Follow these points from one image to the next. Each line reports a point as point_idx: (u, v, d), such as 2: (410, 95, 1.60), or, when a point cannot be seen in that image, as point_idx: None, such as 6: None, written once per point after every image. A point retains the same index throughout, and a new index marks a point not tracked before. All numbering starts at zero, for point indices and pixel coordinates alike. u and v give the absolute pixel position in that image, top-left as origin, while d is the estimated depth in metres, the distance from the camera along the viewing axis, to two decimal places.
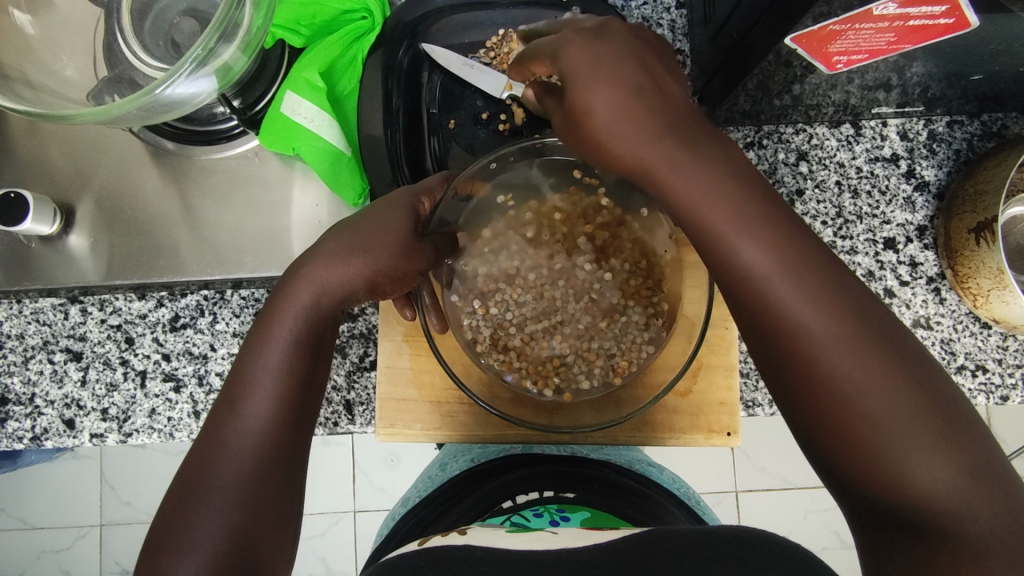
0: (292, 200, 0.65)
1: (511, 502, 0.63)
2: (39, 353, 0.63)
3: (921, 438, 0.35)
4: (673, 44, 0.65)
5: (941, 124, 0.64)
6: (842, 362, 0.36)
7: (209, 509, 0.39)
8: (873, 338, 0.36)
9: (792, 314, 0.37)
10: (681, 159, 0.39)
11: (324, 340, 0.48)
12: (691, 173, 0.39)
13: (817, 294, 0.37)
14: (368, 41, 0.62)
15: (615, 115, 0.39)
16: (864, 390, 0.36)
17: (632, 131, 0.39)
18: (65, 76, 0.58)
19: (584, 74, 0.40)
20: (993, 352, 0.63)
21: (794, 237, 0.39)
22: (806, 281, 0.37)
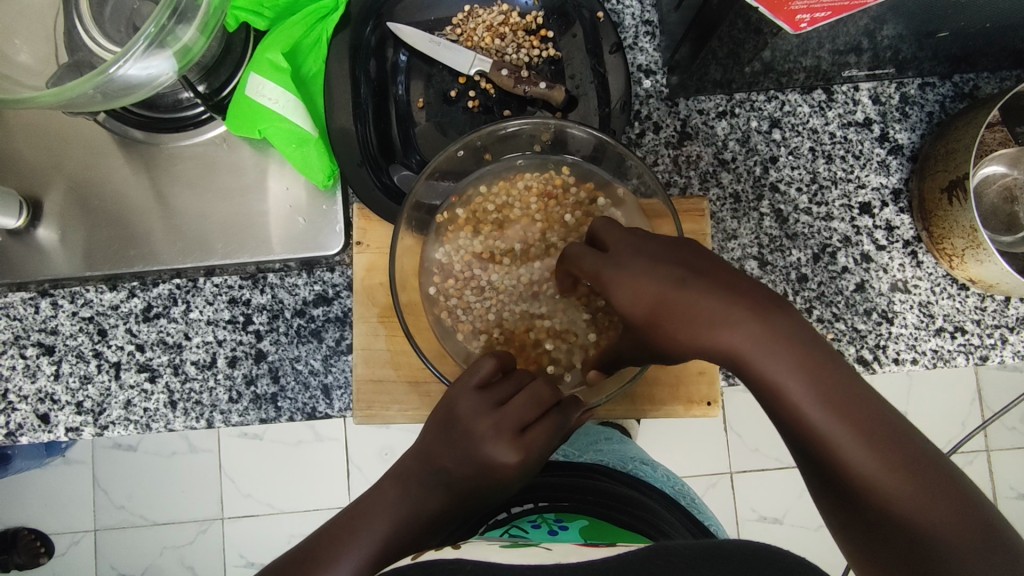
0: (263, 187, 0.64)
1: (505, 513, 0.65)
2: (11, 348, 0.62)
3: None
4: (642, 15, 0.64)
5: (913, 86, 0.64)
6: (943, 532, 0.34)
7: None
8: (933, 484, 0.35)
9: (876, 484, 0.35)
10: (735, 318, 0.38)
11: (425, 446, 0.49)
12: (748, 327, 0.38)
13: (883, 444, 0.35)
14: (333, 20, 0.61)
15: (663, 303, 0.40)
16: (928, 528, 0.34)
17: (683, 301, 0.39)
18: (19, 62, 0.58)
19: (621, 267, 0.42)
20: (972, 313, 0.63)
21: (849, 389, 0.37)
22: (889, 448, 0.35)
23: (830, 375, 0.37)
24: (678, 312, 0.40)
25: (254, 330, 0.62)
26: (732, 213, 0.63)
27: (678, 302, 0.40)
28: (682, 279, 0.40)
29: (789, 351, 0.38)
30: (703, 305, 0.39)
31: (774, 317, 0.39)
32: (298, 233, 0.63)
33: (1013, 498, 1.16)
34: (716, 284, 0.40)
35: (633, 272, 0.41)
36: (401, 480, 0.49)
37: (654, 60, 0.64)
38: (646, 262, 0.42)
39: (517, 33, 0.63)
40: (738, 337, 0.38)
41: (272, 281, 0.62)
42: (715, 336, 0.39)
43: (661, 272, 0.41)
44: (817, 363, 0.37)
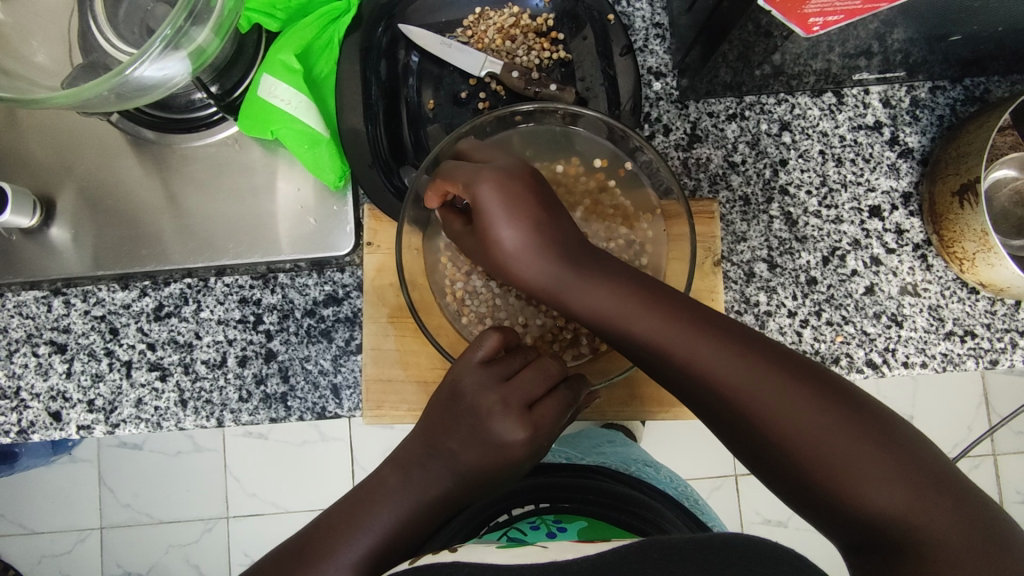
0: (274, 187, 0.65)
1: (506, 516, 0.65)
2: (23, 346, 0.63)
3: (867, 461, 0.39)
4: (652, 18, 0.64)
5: (923, 90, 0.64)
6: (799, 425, 0.40)
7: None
8: (777, 376, 0.42)
9: (740, 396, 0.42)
10: (581, 273, 0.47)
11: (434, 425, 0.50)
12: (586, 267, 0.47)
13: (743, 363, 0.42)
14: (344, 22, 0.61)
15: (525, 243, 0.48)
16: (790, 425, 0.41)
17: (536, 247, 0.48)
18: (34, 62, 0.58)
19: (494, 207, 0.48)
20: (982, 317, 0.63)
21: (689, 314, 0.45)
22: (742, 358, 0.42)
23: (709, 341, 0.43)
24: (530, 253, 0.48)
25: (264, 330, 0.63)
26: (742, 216, 0.63)
27: (539, 246, 0.48)
28: (539, 224, 0.48)
29: (651, 304, 0.45)
30: (558, 254, 0.48)
31: (602, 261, 0.48)
32: (309, 232, 0.64)
33: (1019, 502, 1.15)
34: (562, 227, 0.49)
35: (501, 209, 0.48)
36: (404, 470, 0.49)
37: (664, 62, 0.64)
38: (519, 203, 0.48)
39: (528, 34, 0.64)
40: (607, 296, 0.46)
41: (282, 281, 0.63)
42: (569, 287, 0.47)
43: (528, 214, 0.48)
44: (658, 300, 0.46)
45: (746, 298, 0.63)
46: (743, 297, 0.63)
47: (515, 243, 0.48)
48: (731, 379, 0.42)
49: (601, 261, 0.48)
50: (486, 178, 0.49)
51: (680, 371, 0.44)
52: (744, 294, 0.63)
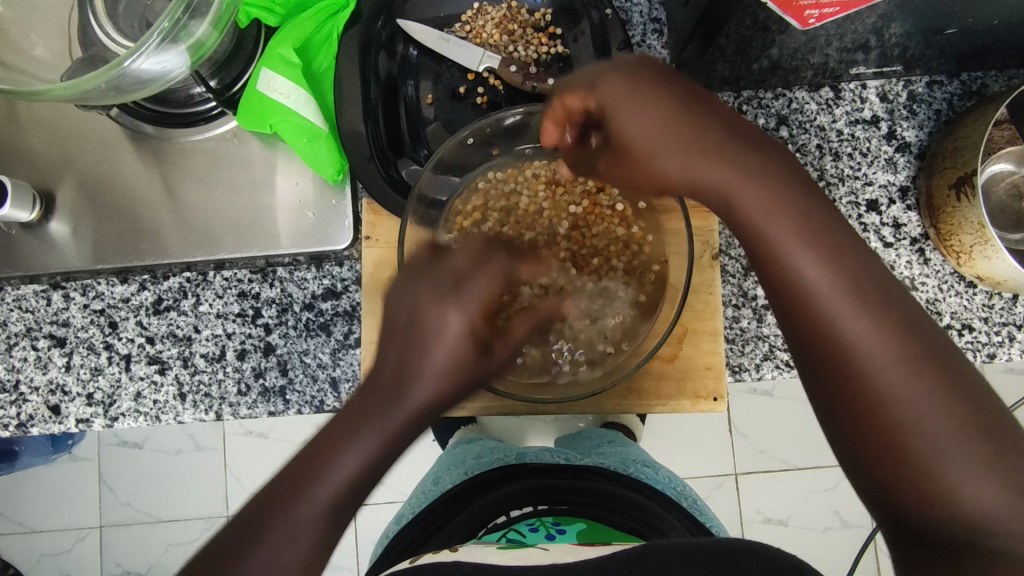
0: (272, 181, 0.65)
1: (505, 517, 0.65)
2: (22, 340, 0.63)
3: (970, 460, 0.34)
4: (650, 13, 0.64)
5: (921, 84, 0.64)
6: (910, 394, 0.36)
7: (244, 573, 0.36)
8: (911, 341, 0.36)
9: (859, 349, 0.36)
10: (733, 174, 0.40)
11: (401, 388, 0.39)
12: (730, 174, 0.40)
13: (878, 318, 0.36)
14: (343, 17, 0.61)
15: (658, 137, 0.41)
16: (900, 391, 0.36)
17: (678, 142, 0.41)
18: (35, 56, 0.58)
19: (620, 94, 0.42)
20: (979, 310, 0.63)
21: (850, 254, 0.38)
22: (874, 312, 0.37)
23: (865, 285, 0.37)
24: (670, 145, 0.41)
25: (263, 323, 0.63)
26: None
27: (670, 140, 0.41)
28: (675, 117, 0.41)
29: (800, 233, 0.38)
30: (699, 153, 0.40)
31: (776, 171, 0.40)
32: (308, 227, 0.64)
33: None
34: (721, 133, 0.41)
35: (627, 97, 0.41)
36: (363, 413, 0.39)
37: (662, 57, 0.64)
38: (660, 93, 0.41)
39: (526, 30, 0.64)
40: (762, 208, 0.39)
41: (281, 275, 0.63)
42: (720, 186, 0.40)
43: (670, 108, 0.41)
44: (814, 224, 0.39)
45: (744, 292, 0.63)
46: (740, 292, 0.63)
47: (647, 136, 0.41)
48: (870, 325, 0.36)
49: (779, 175, 0.40)
50: (611, 75, 0.42)
51: (797, 307, 0.38)
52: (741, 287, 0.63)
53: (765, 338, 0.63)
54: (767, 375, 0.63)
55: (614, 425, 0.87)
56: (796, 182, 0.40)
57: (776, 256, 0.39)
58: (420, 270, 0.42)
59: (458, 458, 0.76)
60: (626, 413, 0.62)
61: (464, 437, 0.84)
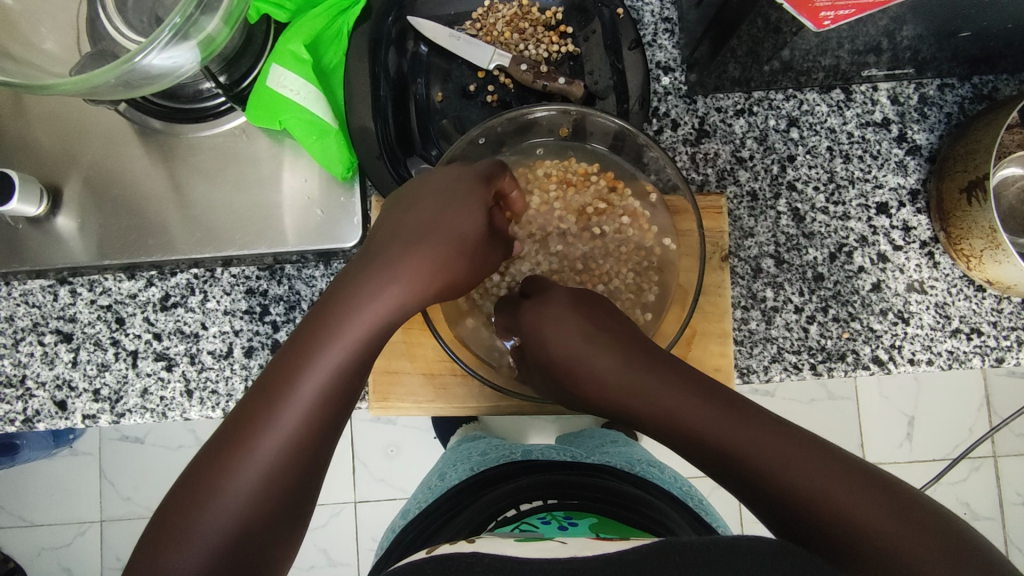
0: (281, 178, 0.65)
1: (514, 511, 0.64)
2: (29, 335, 0.63)
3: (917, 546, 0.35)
4: (661, 13, 0.64)
5: (932, 87, 0.64)
6: (831, 495, 0.38)
7: (231, 493, 0.38)
8: (806, 452, 0.40)
9: (771, 472, 0.40)
10: (629, 367, 0.47)
11: (403, 268, 0.48)
12: (605, 354, 0.48)
13: (774, 440, 0.41)
14: (354, 14, 0.61)
15: (571, 352, 0.49)
16: (830, 498, 0.38)
17: (587, 343, 0.49)
18: (45, 50, 0.58)
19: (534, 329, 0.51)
20: (988, 315, 0.63)
21: (721, 399, 0.44)
22: (762, 431, 0.41)
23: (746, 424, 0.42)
24: (580, 354, 0.49)
25: (270, 321, 0.63)
26: (749, 211, 0.63)
27: (584, 355, 0.48)
28: (591, 334, 0.49)
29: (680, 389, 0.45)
30: (599, 343, 0.49)
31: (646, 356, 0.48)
32: (316, 224, 0.64)
33: (1019, 504, 1.15)
34: (615, 340, 0.49)
35: (539, 325, 0.51)
36: (327, 331, 0.44)
37: (673, 57, 0.64)
38: (567, 319, 0.50)
39: (537, 28, 0.64)
40: (639, 374, 0.47)
41: (289, 272, 0.63)
42: (624, 384, 0.47)
43: (573, 322, 0.50)
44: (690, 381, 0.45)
45: (752, 294, 0.63)
46: (749, 293, 0.63)
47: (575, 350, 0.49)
48: (776, 458, 0.40)
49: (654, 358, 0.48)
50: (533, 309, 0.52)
51: (717, 456, 0.42)
52: (750, 289, 0.63)
53: (774, 340, 0.63)
54: (775, 377, 0.63)
55: (618, 425, 0.87)
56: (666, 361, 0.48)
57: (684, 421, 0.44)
58: (429, 199, 0.50)
59: (463, 454, 0.76)
60: None
61: (468, 434, 0.85)
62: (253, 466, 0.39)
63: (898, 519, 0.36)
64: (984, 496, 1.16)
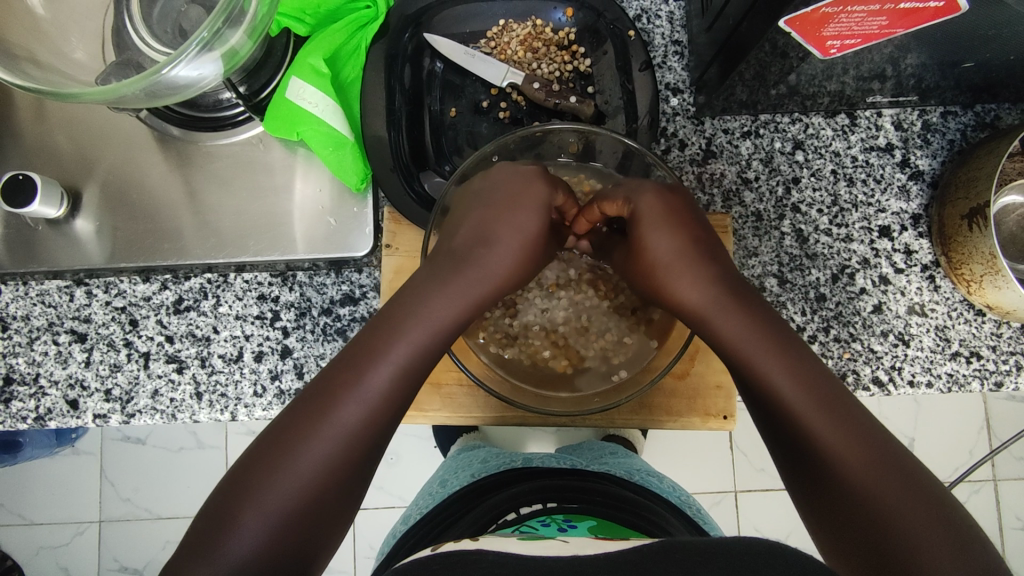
0: (295, 187, 0.66)
1: (514, 515, 0.64)
2: (44, 334, 0.64)
3: (893, 490, 0.42)
4: (671, 36, 0.66)
5: (935, 114, 0.65)
6: (833, 436, 0.44)
7: (288, 474, 0.43)
8: (822, 386, 0.45)
9: (786, 394, 0.46)
10: (719, 282, 0.51)
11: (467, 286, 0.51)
12: (697, 249, 0.52)
13: (799, 372, 0.46)
14: (372, 30, 0.63)
15: (673, 259, 0.52)
16: (827, 434, 0.44)
17: (686, 260, 0.52)
18: (72, 58, 0.60)
19: (649, 221, 0.53)
20: (987, 339, 0.64)
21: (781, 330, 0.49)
22: (795, 363, 0.47)
23: (844, 412, 0.45)
24: (679, 265, 0.52)
25: (281, 326, 0.64)
26: (754, 231, 0.64)
27: (680, 256, 0.52)
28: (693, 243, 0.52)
29: (748, 320, 0.49)
30: (692, 247, 0.52)
31: (719, 263, 0.52)
32: (327, 233, 0.65)
33: (1018, 530, 1.16)
34: (710, 254, 0.52)
35: (653, 214, 0.53)
36: (393, 333, 0.48)
37: (682, 79, 0.66)
38: (674, 223, 0.53)
39: (550, 48, 0.65)
40: (707, 288, 0.51)
41: (301, 279, 0.64)
42: (705, 297, 0.50)
43: (678, 231, 0.52)
44: (749, 307, 0.49)
45: None
46: None
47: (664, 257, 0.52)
48: (792, 378, 0.46)
49: (764, 311, 0.49)
50: (649, 195, 0.53)
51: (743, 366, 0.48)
52: None
53: None
54: None
55: (617, 439, 0.87)
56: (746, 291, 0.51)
57: (728, 337, 0.49)
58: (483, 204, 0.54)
59: (464, 462, 0.77)
60: (635, 430, 0.62)
61: (467, 445, 0.85)
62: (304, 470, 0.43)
63: (865, 455, 0.43)
64: (983, 520, 1.16)
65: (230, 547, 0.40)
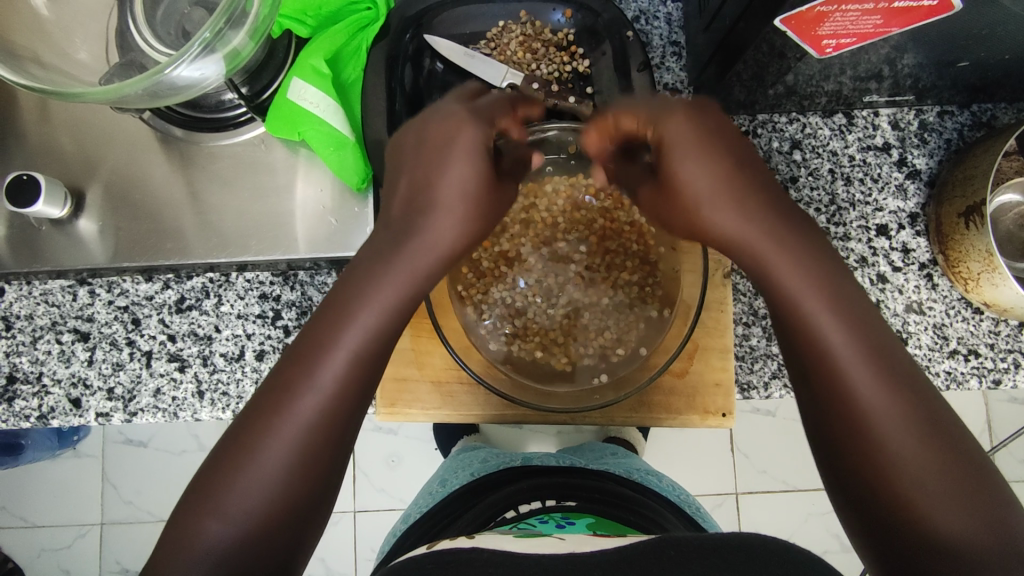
0: (296, 187, 0.67)
1: (513, 512, 0.65)
2: (47, 334, 0.65)
3: (940, 484, 0.37)
4: (669, 36, 0.66)
5: (932, 114, 0.66)
6: (890, 419, 0.38)
7: (253, 476, 0.39)
8: (885, 362, 0.39)
9: (846, 367, 0.39)
10: (773, 232, 0.42)
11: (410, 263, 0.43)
12: (751, 192, 0.42)
13: (867, 344, 0.39)
14: (372, 31, 0.64)
15: (715, 192, 0.42)
16: (884, 417, 0.38)
17: (733, 202, 0.42)
18: (77, 59, 0.61)
19: (687, 145, 0.42)
20: (985, 336, 0.64)
21: (847, 292, 0.40)
22: (863, 336, 0.39)
23: (923, 412, 0.38)
24: (722, 204, 0.42)
25: (282, 325, 0.65)
26: None
27: (726, 193, 0.42)
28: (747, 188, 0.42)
29: (815, 281, 0.40)
30: (744, 191, 0.42)
31: (785, 211, 0.43)
32: (328, 233, 0.65)
33: None
34: (772, 202, 0.42)
35: (690, 137, 0.42)
36: (341, 315, 0.42)
37: (680, 79, 0.66)
38: (716, 150, 0.43)
39: (550, 49, 0.66)
40: (767, 245, 0.41)
41: (302, 279, 0.65)
42: (756, 246, 0.42)
43: (723, 159, 0.42)
44: (817, 265, 0.41)
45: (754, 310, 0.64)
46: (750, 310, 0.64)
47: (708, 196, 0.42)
48: (856, 350, 0.39)
49: (838, 273, 0.41)
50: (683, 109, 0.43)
51: (796, 328, 0.41)
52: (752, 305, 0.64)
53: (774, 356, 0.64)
54: (775, 394, 0.64)
55: (617, 439, 0.87)
56: (806, 240, 0.42)
57: (788, 297, 0.41)
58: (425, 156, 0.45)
59: (463, 462, 0.78)
60: (634, 427, 0.63)
61: (468, 445, 0.85)
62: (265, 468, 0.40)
63: (916, 443, 0.38)
64: None
65: (203, 549, 0.38)
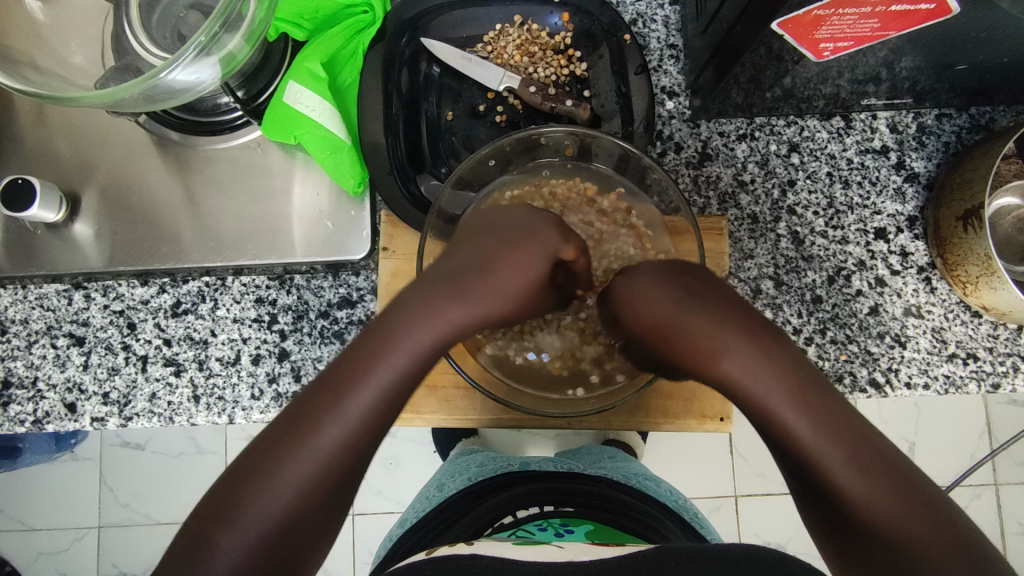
0: (293, 190, 0.66)
1: (511, 518, 0.65)
2: (43, 338, 0.64)
3: (892, 507, 0.39)
4: (667, 39, 0.66)
5: (930, 117, 0.65)
6: (831, 457, 0.41)
7: (270, 493, 0.40)
8: (816, 405, 0.42)
9: (781, 415, 0.43)
10: (704, 310, 0.46)
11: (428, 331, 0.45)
12: (691, 298, 0.47)
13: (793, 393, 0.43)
14: (370, 34, 0.64)
15: (667, 310, 0.47)
16: (826, 453, 0.41)
17: (682, 307, 0.46)
18: (72, 63, 0.61)
19: (650, 291, 0.48)
20: (984, 340, 0.64)
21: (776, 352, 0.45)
22: (793, 386, 0.43)
23: (864, 446, 0.41)
24: (675, 314, 0.46)
25: (278, 329, 0.64)
26: (750, 233, 0.65)
27: (682, 315, 0.46)
28: (686, 297, 0.47)
29: (741, 344, 0.45)
30: (684, 298, 0.47)
31: (711, 295, 0.48)
32: (325, 237, 0.65)
33: (1019, 534, 1.15)
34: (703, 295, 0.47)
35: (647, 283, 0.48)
36: (374, 354, 0.44)
37: (678, 82, 0.66)
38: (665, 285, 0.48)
39: (547, 52, 0.66)
40: (700, 318, 0.46)
41: (298, 283, 0.65)
42: (693, 324, 0.46)
43: (672, 287, 0.48)
44: (742, 327, 0.46)
45: None
46: None
47: (667, 314, 0.46)
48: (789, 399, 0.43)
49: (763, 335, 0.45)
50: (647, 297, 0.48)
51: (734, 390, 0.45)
52: None
53: None
54: None
55: (615, 443, 0.87)
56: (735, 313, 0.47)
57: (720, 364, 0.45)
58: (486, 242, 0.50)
59: (461, 466, 0.77)
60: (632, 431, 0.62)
61: (465, 449, 0.85)
62: (284, 495, 0.40)
63: (862, 472, 0.40)
64: (984, 524, 1.16)
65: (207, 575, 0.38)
